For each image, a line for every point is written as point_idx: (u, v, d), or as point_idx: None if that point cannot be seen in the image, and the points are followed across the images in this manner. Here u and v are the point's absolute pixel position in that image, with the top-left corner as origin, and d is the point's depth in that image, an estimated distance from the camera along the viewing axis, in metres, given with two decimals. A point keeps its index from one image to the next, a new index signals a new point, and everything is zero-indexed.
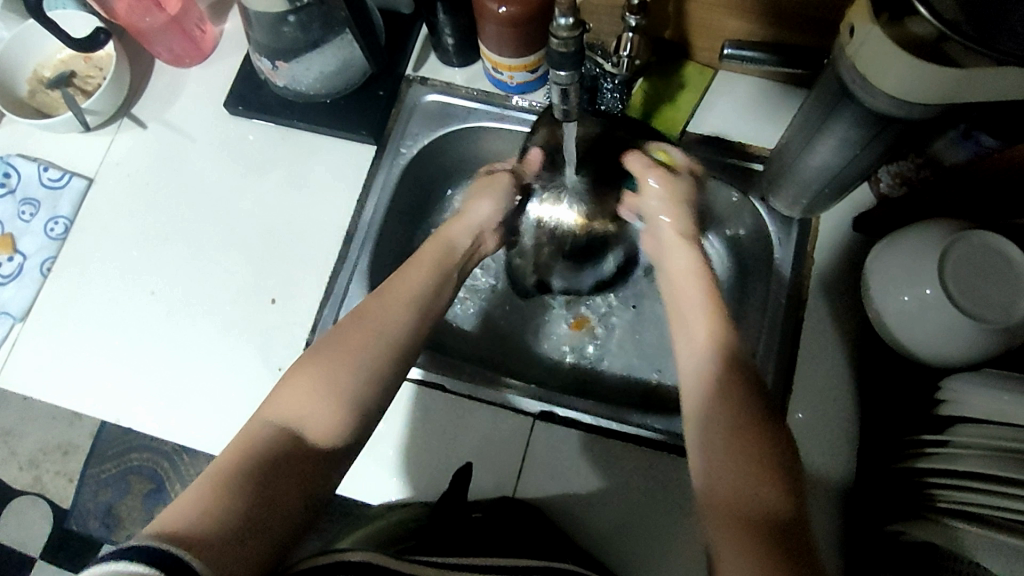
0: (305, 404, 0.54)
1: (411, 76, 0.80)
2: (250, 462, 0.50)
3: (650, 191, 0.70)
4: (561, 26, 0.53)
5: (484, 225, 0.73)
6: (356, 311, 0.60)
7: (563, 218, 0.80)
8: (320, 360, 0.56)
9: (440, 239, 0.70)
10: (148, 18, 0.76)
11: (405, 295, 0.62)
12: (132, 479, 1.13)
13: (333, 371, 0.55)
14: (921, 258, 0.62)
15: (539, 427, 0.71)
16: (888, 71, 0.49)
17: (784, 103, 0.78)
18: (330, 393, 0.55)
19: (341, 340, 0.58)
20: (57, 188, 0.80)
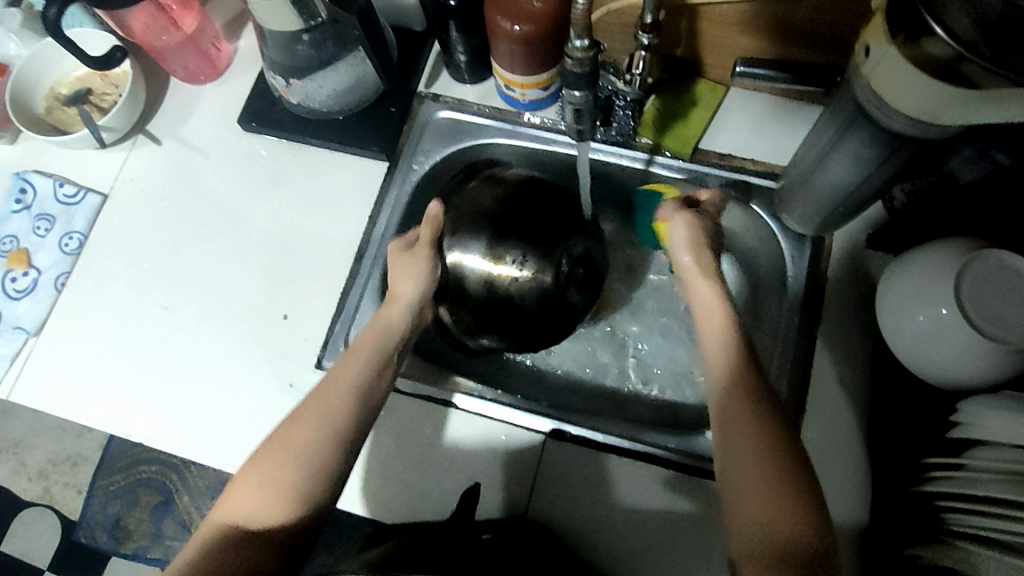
0: (250, 504, 0.55)
1: (422, 93, 0.81)
2: (208, 546, 0.54)
3: (676, 234, 0.68)
4: (576, 47, 0.54)
5: (419, 305, 0.68)
6: (298, 410, 0.60)
7: (480, 269, 0.69)
8: (269, 456, 0.57)
9: (376, 326, 0.65)
10: (164, 37, 0.77)
11: (346, 381, 0.61)
12: (140, 491, 1.14)
13: (281, 467, 0.56)
14: (936, 277, 0.62)
15: (551, 445, 0.70)
16: (905, 91, 0.49)
17: (796, 119, 0.77)
18: (276, 488, 0.56)
19: (284, 438, 0.58)
20: (72, 204, 0.80)
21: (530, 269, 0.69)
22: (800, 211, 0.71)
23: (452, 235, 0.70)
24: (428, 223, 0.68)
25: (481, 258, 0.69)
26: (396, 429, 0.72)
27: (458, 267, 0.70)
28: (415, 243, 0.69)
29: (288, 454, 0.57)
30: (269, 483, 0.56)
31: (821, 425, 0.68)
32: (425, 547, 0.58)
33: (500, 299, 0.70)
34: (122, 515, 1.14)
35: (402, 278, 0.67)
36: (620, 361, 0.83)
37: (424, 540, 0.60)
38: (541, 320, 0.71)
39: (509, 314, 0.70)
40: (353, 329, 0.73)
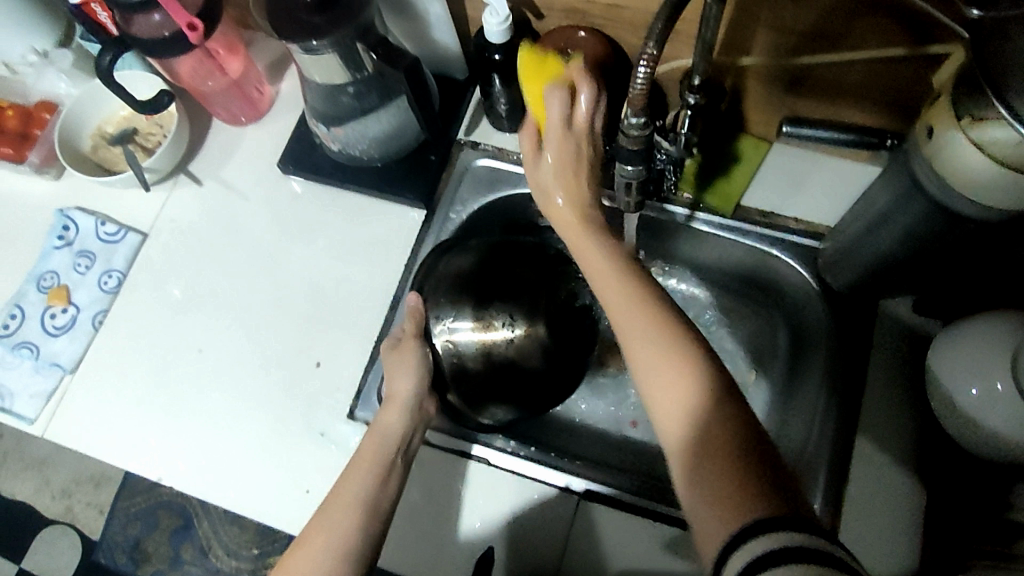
0: None
1: (462, 140, 0.81)
2: None
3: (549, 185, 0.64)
4: (632, 125, 0.54)
5: (418, 401, 0.67)
6: (300, 537, 0.59)
7: (471, 340, 0.66)
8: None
9: (374, 435, 0.65)
10: (210, 82, 0.79)
11: (349, 495, 0.60)
12: (161, 514, 1.14)
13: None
14: (992, 352, 0.60)
15: (584, 507, 0.69)
16: (966, 175, 0.48)
17: (841, 176, 0.76)
18: None
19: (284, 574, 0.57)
20: (112, 242, 0.81)
21: (523, 327, 0.66)
22: (846, 275, 0.70)
23: (437, 316, 0.68)
24: (410, 318, 0.69)
25: (471, 329, 0.67)
26: (424, 483, 0.71)
27: (451, 347, 0.67)
28: (403, 339, 0.69)
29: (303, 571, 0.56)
30: None
31: (862, 491, 0.67)
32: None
33: (501, 370, 0.66)
34: (142, 537, 1.14)
35: (394, 377, 0.67)
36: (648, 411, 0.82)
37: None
38: (545, 379, 0.68)
39: (515, 379, 0.67)
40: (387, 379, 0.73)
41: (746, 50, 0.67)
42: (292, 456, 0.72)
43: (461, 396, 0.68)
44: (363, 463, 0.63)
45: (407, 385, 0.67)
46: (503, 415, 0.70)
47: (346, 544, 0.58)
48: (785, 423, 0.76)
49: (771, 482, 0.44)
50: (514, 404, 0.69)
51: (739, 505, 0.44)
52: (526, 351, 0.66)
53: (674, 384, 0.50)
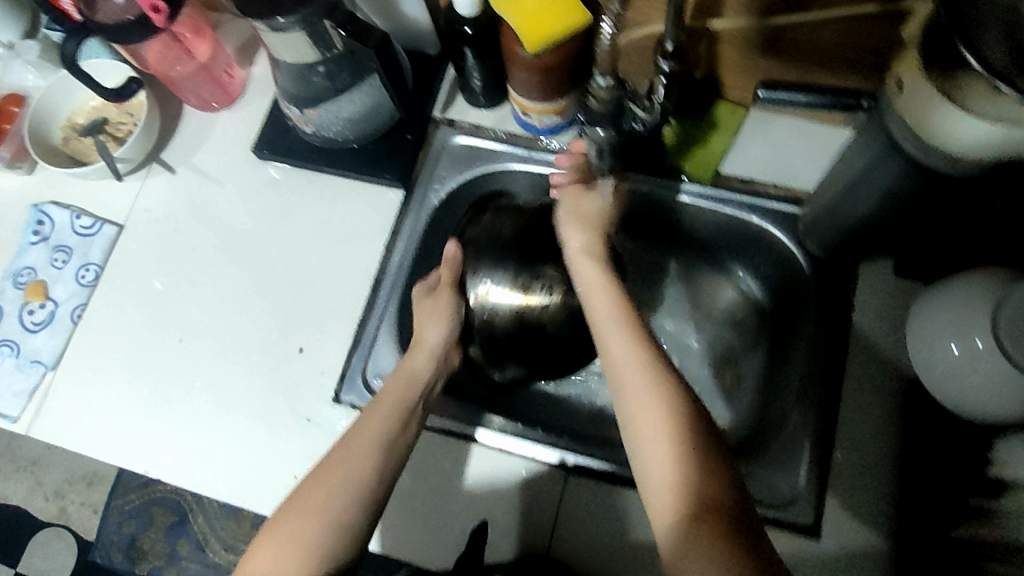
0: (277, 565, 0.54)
1: (438, 118, 0.80)
2: None
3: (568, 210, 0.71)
4: (600, 86, 0.65)
5: (443, 350, 0.69)
6: (317, 470, 0.58)
7: (506, 301, 0.72)
8: (285, 522, 0.56)
9: (400, 376, 0.65)
10: (179, 66, 0.78)
11: (372, 433, 0.60)
12: (155, 510, 1.13)
13: (301, 530, 0.55)
14: (972, 309, 0.60)
15: (572, 481, 0.69)
16: (938, 126, 0.48)
17: (820, 140, 0.76)
18: (303, 545, 0.54)
19: (298, 507, 0.56)
20: (88, 235, 0.80)
21: (558, 295, 0.72)
22: (824, 236, 0.70)
23: (475, 272, 0.73)
24: (448, 266, 0.71)
25: (508, 291, 0.72)
26: (414, 464, 0.71)
27: (485, 305, 0.72)
28: (437, 288, 0.71)
29: (315, 508, 0.56)
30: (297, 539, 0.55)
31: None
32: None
33: (528, 332, 0.72)
34: (138, 534, 1.13)
35: (426, 322, 0.69)
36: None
37: None
38: (568, 346, 0.74)
39: (539, 341, 0.72)
40: (370, 363, 0.73)
41: (717, 13, 0.66)
42: (279, 442, 0.71)
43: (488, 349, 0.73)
44: (381, 405, 0.62)
45: (438, 330, 0.69)
46: (522, 372, 0.74)
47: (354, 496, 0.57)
48: (772, 392, 0.76)
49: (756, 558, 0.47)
50: (536, 364, 0.74)
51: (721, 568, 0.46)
52: (554, 318, 0.72)
53: (667, 431, 0.53)
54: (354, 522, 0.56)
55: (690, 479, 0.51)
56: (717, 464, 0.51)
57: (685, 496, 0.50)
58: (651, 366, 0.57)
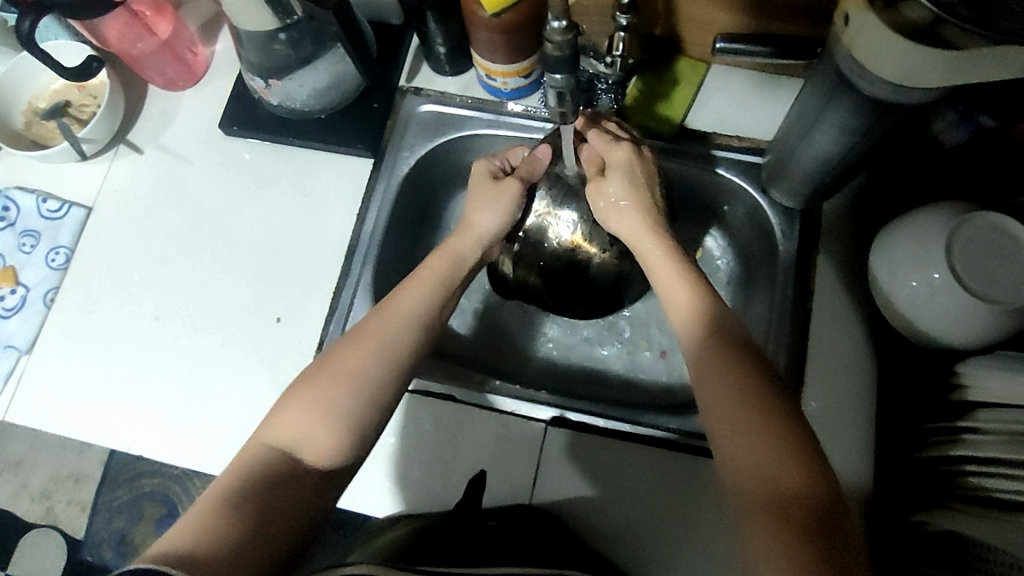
0: (302, 432, 0.55)
1: (404, 87, 0.80)
2: (251, 479, 0.52)
3: (613, 182, 0.66)
4: (555, 31, 0.57)
5: (492, 240, 0.70)
6: (350, 338, 0.59)
7: (564, 233, 0.73)
8: (320, 382, 0.57)
9: (447, 254, 0.66)
10: (140, 44, 0.77)
11: (409, 308, 0.61)
12: (144, 505, 1.07)
13: (335, 396, 0.56)
14: (929, 241, 0.62)
15: (552, 433, 0.71)
16: (884, 56, 0.49)
17: (779, 92, 0.77)
18: (329, 416, 0.55)
19: (332, 370, 0.57)
20: (56, 218, 0.79)
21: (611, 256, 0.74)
22: (786, 184, 0.71)
23: (549, 186, 0.73)
24: (529, 165, 0.71)
25: (572, 224, 0.73)
26: (394, 425, 0.72)
27: (544, 224, 0.73)
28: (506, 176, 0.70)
29: (347, 380, 0.57)
30: (322, 406, 0.55)
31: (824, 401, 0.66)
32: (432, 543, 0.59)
33: (573, 268, 0.75)
34: (127, 530, 1.07)
35: (485, 208, 0.69)
36: (623, 342, 0.80)
37: (435, 528, 0.62)
38: (596, 297, 0.77)
39: (576, 280, 0.76)
40: (347, 329, 0.73)
41: None
42: (260, 412, 0.72)
43: (528, 259, 0.75)
44: (419, 285, 0.63)
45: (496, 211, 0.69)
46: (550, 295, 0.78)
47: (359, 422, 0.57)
48: None
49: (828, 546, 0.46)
50: (561, 299, 0.78)
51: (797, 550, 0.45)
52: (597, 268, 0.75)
53: (733, 405, 0.53)
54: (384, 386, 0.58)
55: (753, 456, 0.50)
56: (799, 449, 0.50)
57: (756, 476, 0.50)
58: (719, 346, 0.56)
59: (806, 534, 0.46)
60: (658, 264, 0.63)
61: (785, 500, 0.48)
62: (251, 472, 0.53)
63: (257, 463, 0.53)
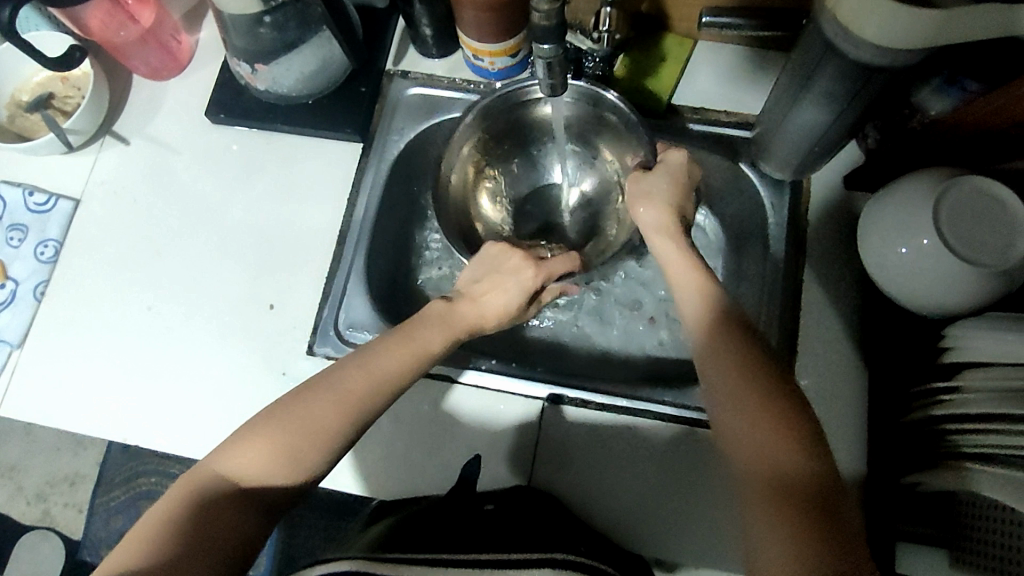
0: (256, 462, 0.52)
1: (391, 71, 0.80)
2: (197, 499, 0.51)
3: (674, 158, 0.65)
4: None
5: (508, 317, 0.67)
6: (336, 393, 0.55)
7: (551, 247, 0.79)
8: (276, 423, 0.53)
9: (444, 325, 0.62)
10: (123, 32, 0.76)
11: (395, 359, 0.58)
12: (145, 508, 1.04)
13: (294, 443, 0.53)
14: (916, 207, 0.62)
15: (549, 410, 0.72)
16: (871, 18, 0.50)
17: (764, 67, 0.77)
18: (282, 454, 0.52)
19: (294, 416, 0.54)
20: (43, 211, 0.79)
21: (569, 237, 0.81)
22: (778, 159, 0.72)
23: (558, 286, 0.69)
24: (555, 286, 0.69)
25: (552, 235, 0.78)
26: (390, 408, 0.73)
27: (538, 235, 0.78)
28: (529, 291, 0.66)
29: (330, 411, 0.54)
30: (286, 447, 0.53)
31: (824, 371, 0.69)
32: (425, 525, 0.59)
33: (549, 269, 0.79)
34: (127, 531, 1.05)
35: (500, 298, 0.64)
36: (623, 324, 0.80)
37: (417, 518, 0.61)
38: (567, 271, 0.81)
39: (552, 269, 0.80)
40: (342, 314, 0.74)
41: None
42: (259, 399, 0.72)
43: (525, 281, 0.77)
44: (410, 344, 0.59)
45: (513, 284, 0.65)
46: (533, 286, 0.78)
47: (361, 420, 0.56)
48: None
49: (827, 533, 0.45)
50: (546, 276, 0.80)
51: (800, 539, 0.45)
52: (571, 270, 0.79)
53: (732, 388, 0.52)
54: (347, 442, 0.55)
55: (756, 437, 0.50)
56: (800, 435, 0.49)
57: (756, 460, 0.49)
58: (716, 329, 0.55)
59: (803, 548, 0.44)
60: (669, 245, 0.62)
61: (784, 485, 0.47)
62: (194, 503, 0.51)
63: (203, 494, 0.51)
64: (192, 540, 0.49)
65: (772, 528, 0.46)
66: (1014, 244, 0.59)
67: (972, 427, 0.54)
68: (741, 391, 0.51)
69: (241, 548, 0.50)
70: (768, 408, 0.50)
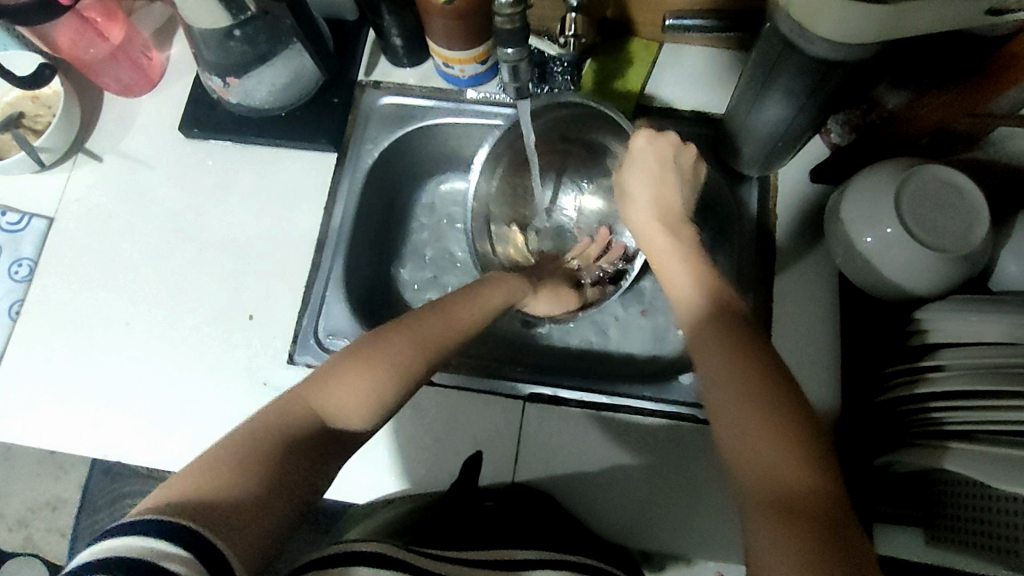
0: (350, 399, 0.50)
1: (363, 82, 0.81)
2: (279, 436, 0.46)
3: (640, 147, 0.69)
4: (504, 4, 0.56)
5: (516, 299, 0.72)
6: (416, 338, 0.55)
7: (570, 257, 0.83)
8: (363, 364, 0.51)
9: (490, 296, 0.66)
10: (92, 49, 0.76)
11: (421, 346, 0.55)
12: None
13: (385, 384, 0.51)
14: (878, 196, 0.63)
15: (531, 409, 0.72)
16: (823, 17, 0.51)
17: (729, 67, 0.79)
18: (374, 387, 0.51)
19: (381, 349, 0.53)
20: (16, 230, 0.79)
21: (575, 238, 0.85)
22: (749, 154, 0.73)
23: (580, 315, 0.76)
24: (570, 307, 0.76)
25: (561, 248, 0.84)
26: None
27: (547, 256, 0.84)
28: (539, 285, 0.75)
29: (414, 357, 0.54)
30: (373, 390, 0.51)
31: (799, 363, 0.70)
32: (434, 522, 0.59)
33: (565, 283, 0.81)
34: None
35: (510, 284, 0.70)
36: (620, 322, 0.81)
37: (428, 515, 0.61)
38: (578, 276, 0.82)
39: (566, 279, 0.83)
40: (322, 322, 0.74)
41: None
42: (240, 409, 0.72)
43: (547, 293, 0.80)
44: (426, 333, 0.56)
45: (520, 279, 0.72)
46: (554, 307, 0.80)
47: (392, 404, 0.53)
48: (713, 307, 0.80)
49: (825, 530, 0.41)
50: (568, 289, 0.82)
51: (794, 530, 0.42)
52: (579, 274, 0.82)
53: (728, 381, 0.50)
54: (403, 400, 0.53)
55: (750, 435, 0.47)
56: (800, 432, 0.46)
57: (748, 456, 0.47)
58: (715, 323, 0.54)
59: (800, 547, 0.41)
60: (654, 228, 0.65)
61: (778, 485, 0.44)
62: (282, 434, 0.46)
63: (294, 427, 0.47)
64: (284, 474, 0.44)
65: (765, 528, 0.43)
66: (973, 228, 0.61)
67: (946, 404, 0.54)
68: (737, 387, 0.49)
69: (314, 495, 0.47)
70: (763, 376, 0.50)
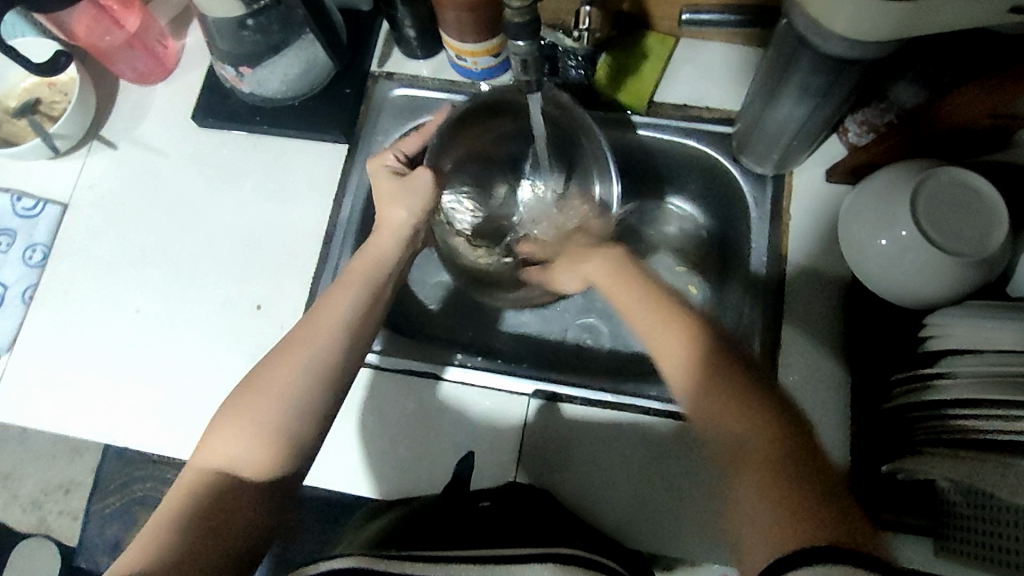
0: (230, 447, 0.54)
1: (376, 73, 0.81)
2: (186, 507, 0.52)
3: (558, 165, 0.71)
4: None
5: (411, 229, 0.68)
6: (281, 345, 0.58)
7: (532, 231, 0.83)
8: (244, 403, 0.55)
9: (369, 257, 0.65)
10: (108, 37, 0.77)
11: (293, 363, 0.56)
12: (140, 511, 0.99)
13: (255, 415, 0.55)
14: (896, 199, 0.62)
15: (541, 406, 0.71)
16: (838, 13, 0.50)
17: (746, 63, 0.78)
18: (256, 430, 0.54)
19: (254, 382, 0.56)
20: (32, 216, 0.79)
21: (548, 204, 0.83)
22: (758, 152, 0.73)
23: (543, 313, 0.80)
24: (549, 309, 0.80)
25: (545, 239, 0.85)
26: (381, 406, 0.73)
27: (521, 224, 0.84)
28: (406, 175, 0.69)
29: (288, 364, 0.56)
30: (254, 426, 0.54)
31: (806, 369, 0.69)
32: (430, 523, 0.59)
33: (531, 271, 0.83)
34: (123, 536, 0.98)
35: (397, 202, 0.67)
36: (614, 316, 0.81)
37: (425, 516, 0.61)
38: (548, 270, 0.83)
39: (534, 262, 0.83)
40: None
41: None
42: None
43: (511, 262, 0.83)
44: (297, 349, 0.57)
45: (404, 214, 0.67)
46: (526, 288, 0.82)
47: (307, 396, 0.55)
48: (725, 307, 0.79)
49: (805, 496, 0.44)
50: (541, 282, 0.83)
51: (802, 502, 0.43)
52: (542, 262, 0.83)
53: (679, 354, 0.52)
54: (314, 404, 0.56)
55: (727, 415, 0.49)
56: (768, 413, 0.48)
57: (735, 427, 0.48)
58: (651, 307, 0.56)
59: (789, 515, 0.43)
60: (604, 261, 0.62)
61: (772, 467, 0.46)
62: (194, 503, 0.52)
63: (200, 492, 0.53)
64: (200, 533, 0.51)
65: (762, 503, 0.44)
66: (993, 232, 0.59)
67: (959, 412, 0.53)
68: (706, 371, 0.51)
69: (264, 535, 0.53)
70: (772, 427, 0.48)
